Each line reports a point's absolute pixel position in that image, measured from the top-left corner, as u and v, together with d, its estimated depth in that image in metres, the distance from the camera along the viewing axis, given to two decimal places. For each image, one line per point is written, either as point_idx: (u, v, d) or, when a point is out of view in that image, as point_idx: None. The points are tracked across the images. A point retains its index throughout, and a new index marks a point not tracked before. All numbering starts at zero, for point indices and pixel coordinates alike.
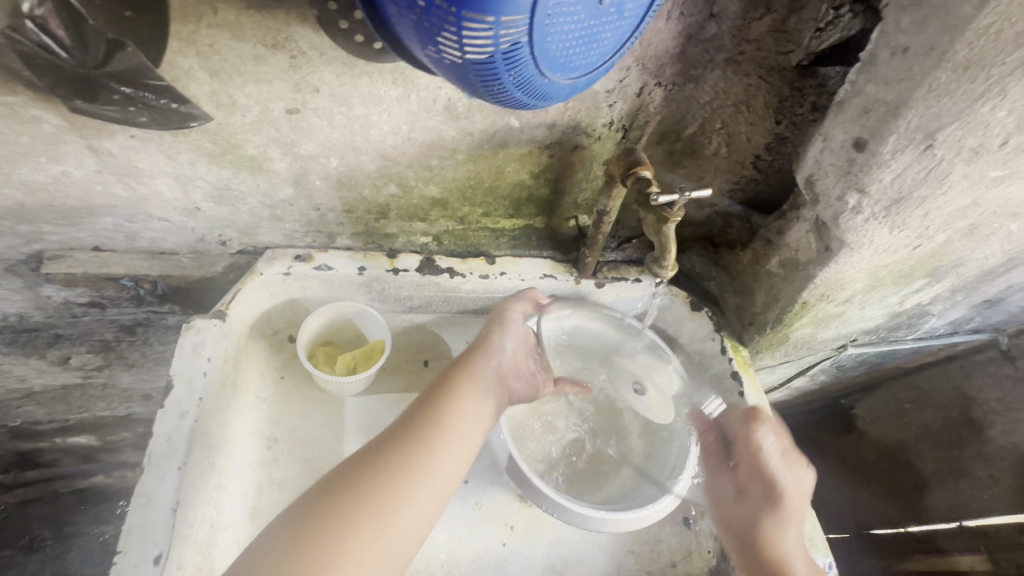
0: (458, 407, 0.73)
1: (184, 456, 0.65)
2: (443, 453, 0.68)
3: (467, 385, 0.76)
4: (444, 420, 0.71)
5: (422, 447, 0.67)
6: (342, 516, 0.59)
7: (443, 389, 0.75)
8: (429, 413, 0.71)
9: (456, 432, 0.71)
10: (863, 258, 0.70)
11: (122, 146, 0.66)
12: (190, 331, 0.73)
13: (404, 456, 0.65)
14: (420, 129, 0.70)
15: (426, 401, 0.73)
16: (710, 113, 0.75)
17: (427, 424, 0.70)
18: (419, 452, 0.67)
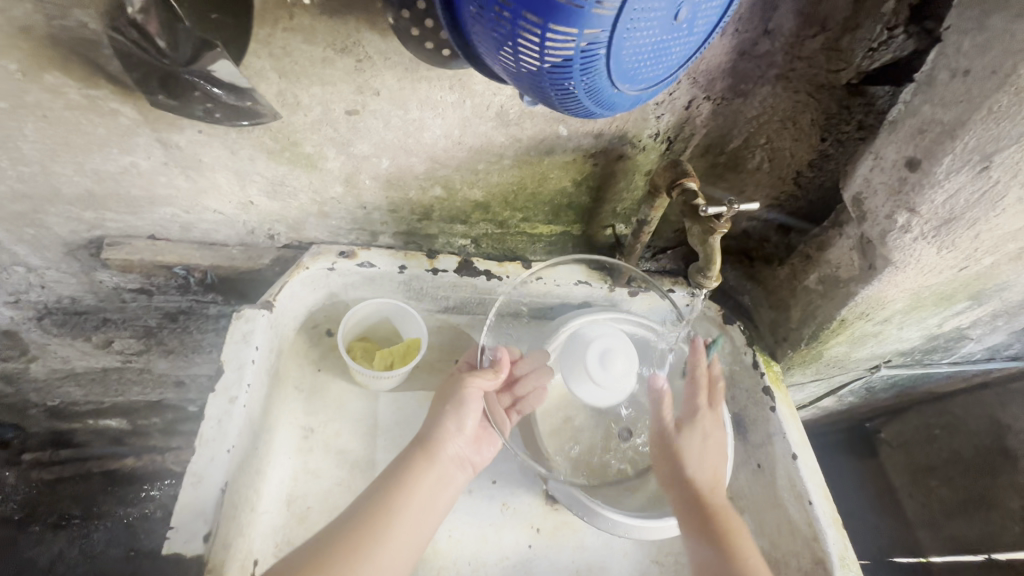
0: (415, 490, 0.75)
1: (233, 440, 0.67)
2: (396, 538, 0.70)
3: (429, 463, 0.78)
4: (398, 499, 0.73)
5: (379, 530, 0.70)
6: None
7: (405, 469, 0.77)
8: (386, 495, 0.73)
9: (411, 513, 0.73)
10: (907, 277, 0.70)
11: (189, 140, 0.69)
12: (241, 319, 0.76)
13: (363, 541, 0.68)
14: (471, 134, 0.72)
15: (384, 482, 0.75)
16: (756, 128, 0.76)
17: (388, 506, 0.72)
18: (375, 537, 0.69)
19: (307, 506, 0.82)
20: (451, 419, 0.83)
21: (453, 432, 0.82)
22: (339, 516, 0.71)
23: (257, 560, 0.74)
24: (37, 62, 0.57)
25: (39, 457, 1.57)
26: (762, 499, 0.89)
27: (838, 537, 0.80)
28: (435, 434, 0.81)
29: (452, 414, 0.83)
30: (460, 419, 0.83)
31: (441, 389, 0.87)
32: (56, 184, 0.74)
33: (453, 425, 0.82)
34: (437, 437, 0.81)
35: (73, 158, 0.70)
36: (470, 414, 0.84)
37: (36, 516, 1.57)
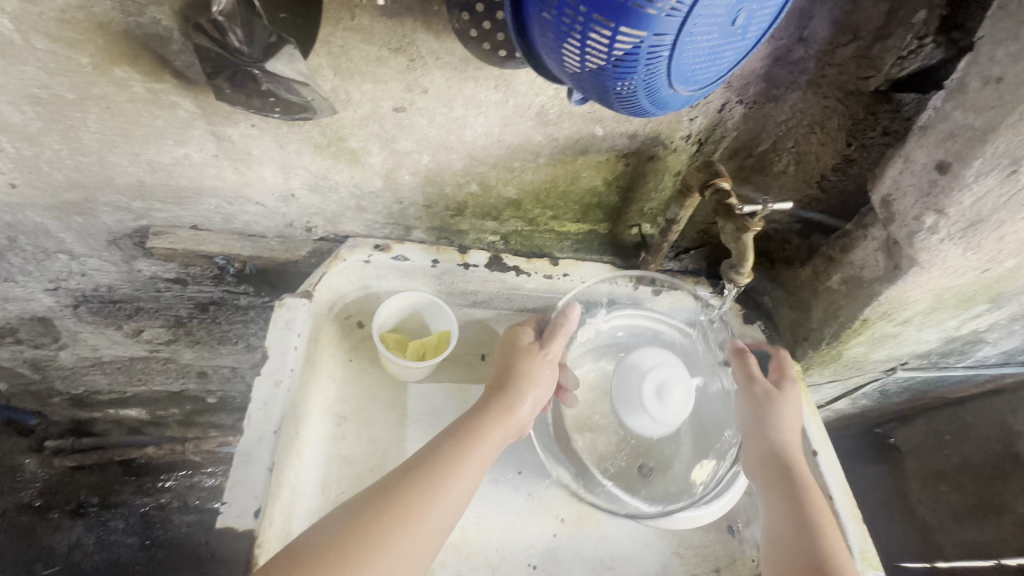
0: (480, 443, 0.75)
1: (278, 422, 0.70)
2: (459, 485, 0.70)
3: (499, 418, 0.78)
4: (471, 447, 0.73)
5: (445, 476, 0.69)
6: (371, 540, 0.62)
7: (473, 423, 0.77)
8: (452, 442, 0.74)
9: (474, 464, 0.72)
10: (931, 278, 0.72)
11: (242, 133, 0.72)
12: (283, 307, 0.79)
13: (428, 487, 0.68)
14: (510, 132, 0.75)
15: (451, 433, 0.75)
16: (785, 132, 0.78)
17: (453, 456, 0.72)
18: (441, 484, 0.68)
19: (340, 490, 0.84)
20: (519, 380, 0.83)
21: (523, 393, 0.82)
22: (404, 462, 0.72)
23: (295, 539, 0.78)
24: (109, 55, 0.60)
25: (60, 444, 1.59)
26: None
27: (858, 531, 0.82)
28: (506, 392, 0.81)
29: (523, 380, 0.83)
30: (527, 382, 0.83)
31: (505, 351, 0.87)
32: (110, 174, 0.77)
33: (526, 388, 0.82)
34: (512, 395, 0.81)
35: (129, 148, 0.73)
36: (537, 379, 0.84)
37: (55, 502, 1.59)
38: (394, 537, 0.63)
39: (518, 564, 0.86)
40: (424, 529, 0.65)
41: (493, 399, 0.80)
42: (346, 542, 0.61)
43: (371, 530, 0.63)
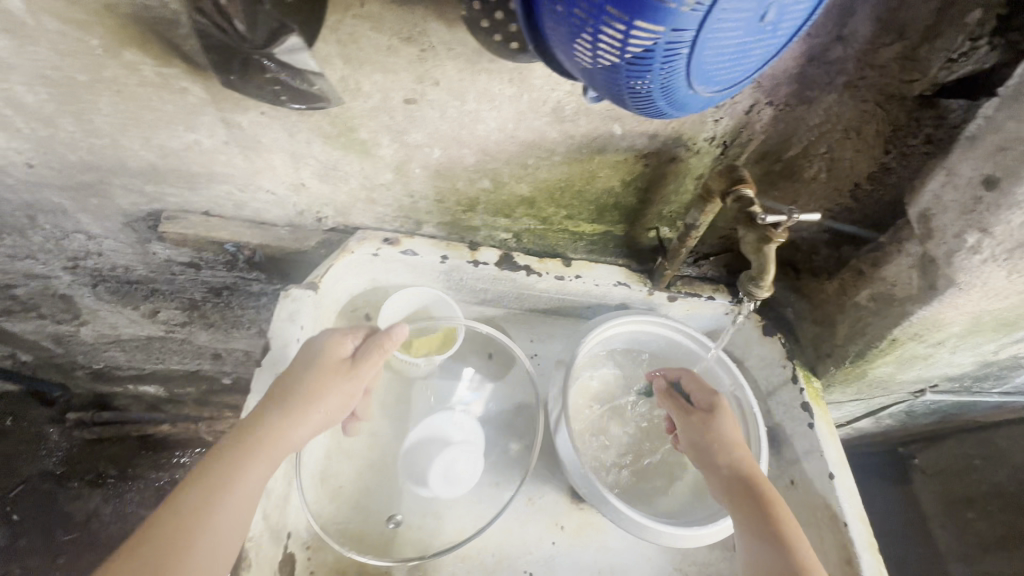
0: (260, 459, 0.62)
1: None
2: (233, 506, 0.60)
3: (265, 447, 0.63)
4: (252, 472, 0.62)
5: (219, 493, 0.59)
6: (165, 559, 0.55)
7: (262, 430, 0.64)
8: (232, 451, 0.62)
9: (257, 481, 0.62)
10: (969, 299, 0.67)
11: (251, 121, 0.71)
12: (288, 298, 0.78)
13: (206, 502, 0.59)
14: (524, 128, 0.72)
15: (236, 437, 0.63)
16: (817, 136, 0.73)
17: (233, 469, 0.61)
18: (210, 500, 0.59)
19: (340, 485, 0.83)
20: (310, 392, 0.67)
21: (306, 409, 0.66)
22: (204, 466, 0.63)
23: (292, 532, 0.77)
24: (117, 39, 0.60)
25: (81, 416, 1.64)
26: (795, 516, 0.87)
27: (873, 562, 0.77)
28: (299, 401, 0.66)
29: (314, 397, 0.67)
30: (320, 395, 0.67)
31: (305, 352, 0.70)
32: (123, 157, 0.77)
33: (309, 407, 0.66)
34: (294, 417, 0.65)
35: (141, 133, 0.73)
36: (320, 397, 0.67)
37: (75, 472, 1.64)
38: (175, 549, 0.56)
39: (514, 569, 0.84)
40: (204, 553, 0.57)
41: (288, 409, 0.65)
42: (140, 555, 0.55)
43: (169, 555, 0.56)
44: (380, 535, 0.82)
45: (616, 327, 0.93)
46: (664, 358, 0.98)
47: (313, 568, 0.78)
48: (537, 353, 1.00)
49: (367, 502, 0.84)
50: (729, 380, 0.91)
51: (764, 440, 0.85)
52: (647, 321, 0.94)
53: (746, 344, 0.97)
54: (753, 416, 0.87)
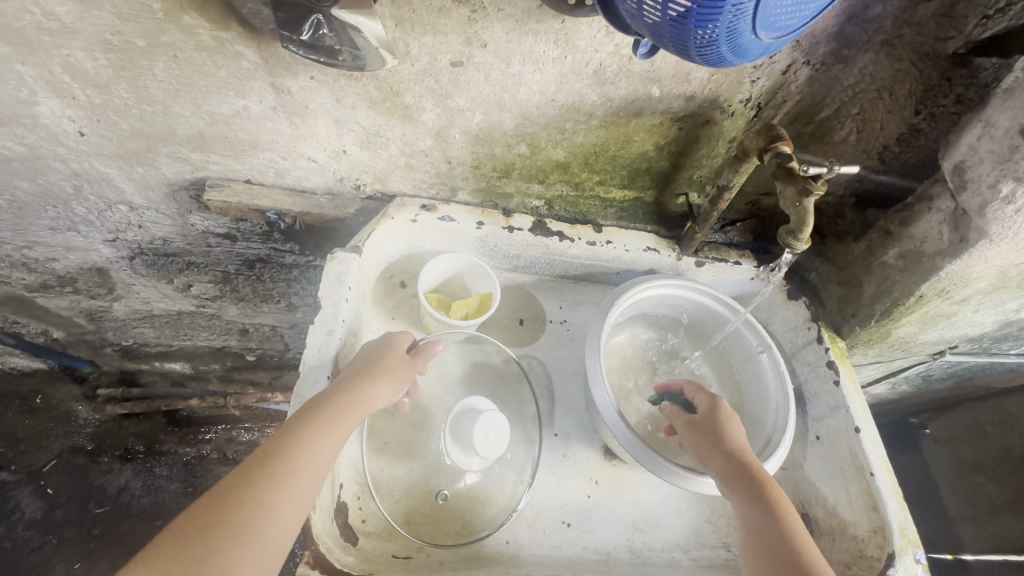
0: (334, 427, 0.65)
1: (331, 367, 0.73)
2: (317, 462, 0.62)
3: (341, 412, 0.66)
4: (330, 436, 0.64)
5: (304, 449, 0.62)
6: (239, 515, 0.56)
7: (342, 395, 0.68)
8: (314, 411, 0.65)
9: (331, 446, 0.64)
10: (999, 252, 0.69)
11: (301, 86, 0.73)
12: (334, 261, 0.80)
13: (291, 455, 0.61)
14: (565, 91, 0.74)
15: (318, 402, 0.67)
16: (850, 97, 0.75)
17: (321, 427, 0.64)
18: (296, 457, 0.61)
19: (384, 442, 0.86)
20: (380, 370, 0.73)
21: (379, 384, 0.72)
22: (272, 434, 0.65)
23: (343, 485, 0.79)
24: (178, 2, 0.62)
25: (111, 392, 1.67)
26: (821, 469, 0.90)
27: (899, 508, 0.80)
28: (375, 375, 0.72)
29: (382, 376, 0.73)
30: (388, 372, 0.74)
31: (373, 344, 0.77)
32: (173, 124, 0.79)
33: (377, 386, 0.72)
34: (366, 390, 0.70)
35: (192, 99, 0.75)
36: (391, 376, 0.74)
37: (104, 448, 1.67)
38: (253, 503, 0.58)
39: (552, 521, 0.88)
40: (277, 514, 0.58)
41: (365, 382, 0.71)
42: (213, 511, 0.56)
43: (246, 514, 0.56)
44: (422, 487, 0.85)
45: (648, 290, 0.96)
46: (691, 323, 1.01)
47: (365, 518, 0.81)
48: (566, 319, 1.05)
49: (411, 458, 0.87)
50: (757, 342, 0.94)
51: (793, 395, 0.88)
52: (678, 285, 0.96)
53: (771, 307, 1.01)
54: (782, 374, 0.90)
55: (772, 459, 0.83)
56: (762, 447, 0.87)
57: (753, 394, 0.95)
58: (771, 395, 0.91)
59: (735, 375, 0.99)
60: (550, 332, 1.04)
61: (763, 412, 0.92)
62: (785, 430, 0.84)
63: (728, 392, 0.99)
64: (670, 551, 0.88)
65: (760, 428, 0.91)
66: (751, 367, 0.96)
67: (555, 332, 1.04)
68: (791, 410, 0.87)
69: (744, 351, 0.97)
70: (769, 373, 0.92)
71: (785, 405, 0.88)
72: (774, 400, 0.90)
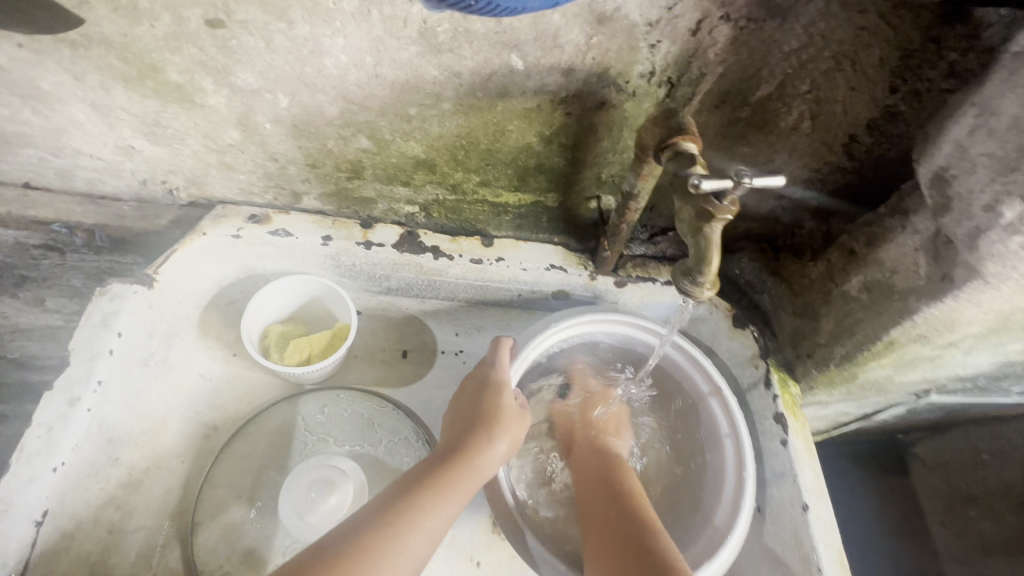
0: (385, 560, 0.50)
1: (65, 454, 0.53)
2: (450, 508, 0.56)
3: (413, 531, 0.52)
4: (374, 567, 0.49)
5: (405, 533, 0.52)
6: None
7: (434, 469, 0.59)
8: (439, 491, 0.56)
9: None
10: (998, 296, 0.48)
11: (11, 58, 0.52)
12: (104, 296, 0.61)
13: None
14: (388, 63, 0.53)
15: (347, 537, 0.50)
16: (796, 68, 0.53)
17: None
18: (410, 537, 0.52)
19: (196, 523, 0.67)
20: (497, 429, 0.63)
21: (499, 441, 0.62)
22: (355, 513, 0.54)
23: None
24: None
25: None
26: (760, 551, 0.71)
27: None
28: (492, 433, 0.62)
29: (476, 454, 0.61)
30: (510, 430, 0.64)
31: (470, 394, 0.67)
32: None
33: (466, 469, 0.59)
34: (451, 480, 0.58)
35: None
36: (512, 432, 0.64)
37: None
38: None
39: None
40: None
41: (451, 445, 0.62)
42: None
43: None
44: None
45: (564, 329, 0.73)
46: (620, 358, 0.79)
47: None
48: (463, 350, 0.84)
49: (232, 541, 0.68)
50: (705, 383, 0.72)
51: (751, 451, 0.67)
52: (600, 317, 0.74)
53: (714, 335, 0.79)
54: (736, 423, 0.69)
55: (726, 544, 0.63)
56: (712, 523, 0.67)
57: (699, 451, 0.74)
58: (723, 456, 0.69)
59: (679, 422, 0.78)
60: (441, 366, 0.83)
61: (714, 471, 0.70)
62: (739, 516, 0.64)
63: (669, 442, 0.78)
64: None
65: (704, 491, 0.71)
66: (699, 413, 0.74)
67: (446, 366, 0.83)
68: (748, 468, 0.66)
69: (689, 393, 0.75)
70: (722, 424, 0.70)
71: (740, 462, 0.67)
72: (727, 457, 0.69)
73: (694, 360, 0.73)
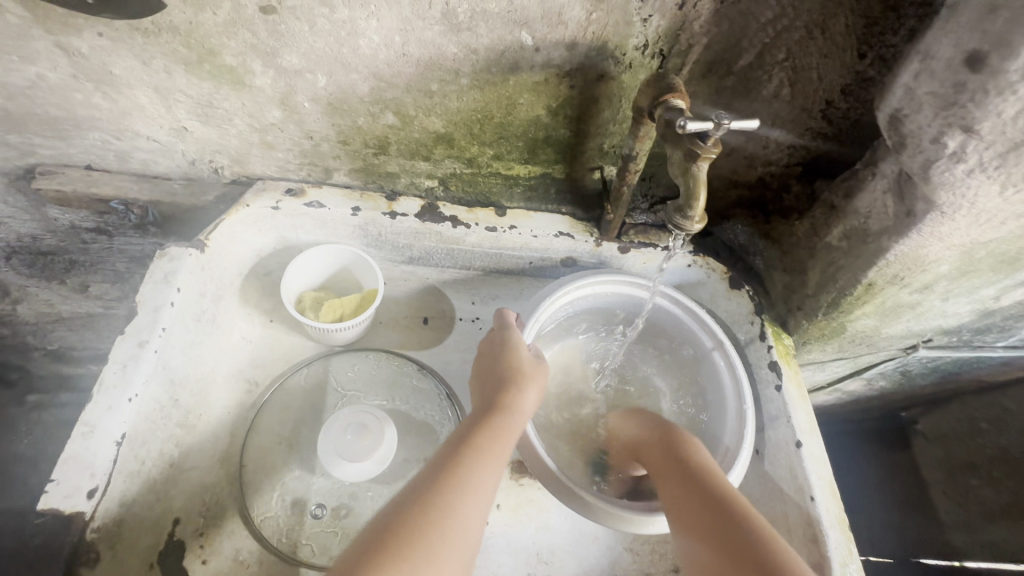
0: (471, 478, 0.55)
1: (137, 388, 0.60)
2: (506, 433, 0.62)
3: (484, 456, 0.58)
4: (459, 486, 0.54)
5: (477, 465, 0.57)
6: (403, 555, 0.48)
7: (471, 431, 0.61)
8: (482, 446, 0.59)
9: (474, 499, 0.54)
10: (955, 230, 0.55)
11: (92, 46, 0.60)
12: (164, 257, 0.68)
13: (416, 529, 0.50)
14: (415, 42, 0.61)
15: (434, 474, 0.55)
16: (773, 37, 0.60)
17: (437, 501, 0.52)
18: (477, 475, 0.56)
19: (245, 462, 0.73)
20: (521, 378, 0.68)
21: (527, 391, 0.67)
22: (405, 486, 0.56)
23: (179, 519, 0.66)
24: None
25: None
26: (758, 491, 0.76)
27: (842, 540, 0.67)
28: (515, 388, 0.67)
29: (511, 387, 0.66)
30: (531, 375, 0.69)
31: (491, 351, 0.71)
32: None
33: (506, 403, 0.65)
34: (494, 410, 0.64)
35: None
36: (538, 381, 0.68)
37: None
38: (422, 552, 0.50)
39: None
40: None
41: (486, 399, 0.66)
42: None
43: None
44: (288, 517, 0.72)
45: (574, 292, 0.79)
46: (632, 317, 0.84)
47: (207, 559, 0.67)
48: (478, 317, 0.90)
49: (277, 483, 0.73)
50: (709, 337, 0.78)
51: (750, 401, 0.72)
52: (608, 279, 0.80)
53: (713, 299, 0.84)
54: (737, 377, 0.74)
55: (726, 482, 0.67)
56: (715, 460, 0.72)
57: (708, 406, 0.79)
58: (726, 407, 0.74)
59: (688, 376, 0.83)
60: (460, 332, 0.89)
61: (719, 422, 0.75)
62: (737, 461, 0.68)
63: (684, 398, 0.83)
64: None
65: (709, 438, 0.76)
66: (705, 369, 0.79)
67: (464, 332, 0.89)
68: (749, 420, 0.71)
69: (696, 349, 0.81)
70: (724, 374, 0.76)
71: (741, 418, 0.71)
72: (731, 411, 0.73)
73: (698, 315, 0.79)
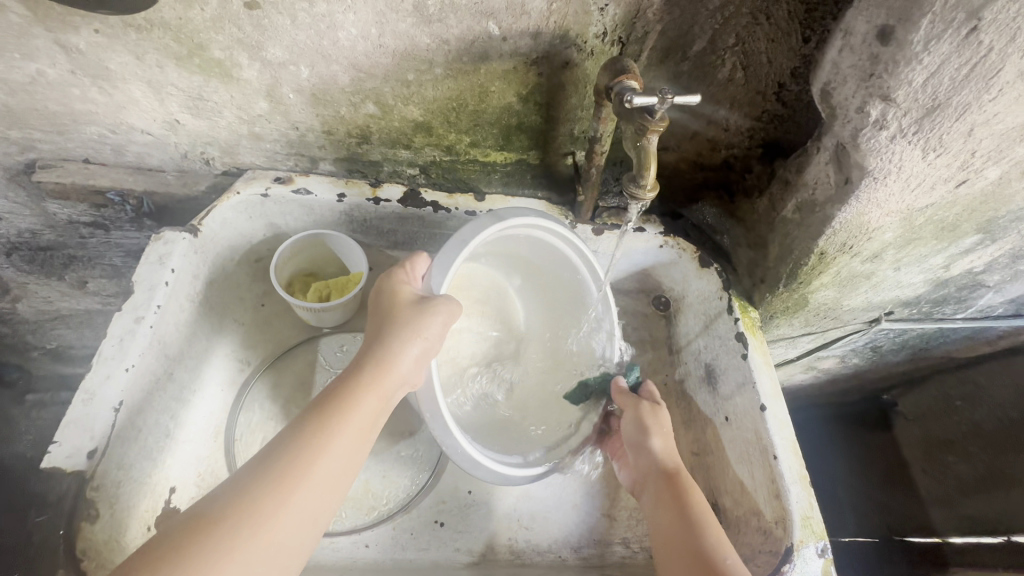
0: (318, 437, 0.55)
1: (134, 359, 0.65)
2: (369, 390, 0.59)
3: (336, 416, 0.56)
4: (304, 446, 0.54)
5: (326, 425, 0.56)
6: (228, 515, 0.48)
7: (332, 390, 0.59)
8: (338, 403, 0.57)
9: (322, 456, 0.54)
10: (889, 193, 0.60)
11: (89, 42, 0.64)
12: (159, 241, 0.73)
13: (252, 491, 0.50)
14: (390, 34, 0.65)
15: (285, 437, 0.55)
16: (721, 24, 0.65)
17: (280, 464, 0.52)
18: (327, 431, 0.55)
19: (236, 437, 0.77)
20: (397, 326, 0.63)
21: (402, 338, 0.62)
22: (232, 474, 0.53)
23: (174, 488, 0.70)
24: None
25: None
26: (728, 455, 0.81)
27: (803, 494, 0.71)
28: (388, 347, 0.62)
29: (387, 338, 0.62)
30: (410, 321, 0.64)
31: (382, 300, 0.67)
32: None
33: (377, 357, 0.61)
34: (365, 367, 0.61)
35: None
36: (429, 325, 0.64)
37: None
38: (250, 550, 0.47)
39: (421, 522, 0.78)
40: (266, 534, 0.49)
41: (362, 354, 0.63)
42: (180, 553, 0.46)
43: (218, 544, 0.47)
44: None
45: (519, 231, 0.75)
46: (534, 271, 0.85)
47: None
48: None
49: None
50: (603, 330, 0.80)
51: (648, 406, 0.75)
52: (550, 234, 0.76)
53: (684, 278, 0.89)
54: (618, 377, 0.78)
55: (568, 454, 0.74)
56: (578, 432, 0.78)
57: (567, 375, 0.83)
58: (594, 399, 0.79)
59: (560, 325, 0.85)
60: None
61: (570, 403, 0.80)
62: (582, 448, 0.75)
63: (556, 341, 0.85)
64: (556, 549, 0.79)
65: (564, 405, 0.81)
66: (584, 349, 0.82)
67: None
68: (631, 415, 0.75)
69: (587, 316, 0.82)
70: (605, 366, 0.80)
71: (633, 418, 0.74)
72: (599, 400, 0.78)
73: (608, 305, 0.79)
